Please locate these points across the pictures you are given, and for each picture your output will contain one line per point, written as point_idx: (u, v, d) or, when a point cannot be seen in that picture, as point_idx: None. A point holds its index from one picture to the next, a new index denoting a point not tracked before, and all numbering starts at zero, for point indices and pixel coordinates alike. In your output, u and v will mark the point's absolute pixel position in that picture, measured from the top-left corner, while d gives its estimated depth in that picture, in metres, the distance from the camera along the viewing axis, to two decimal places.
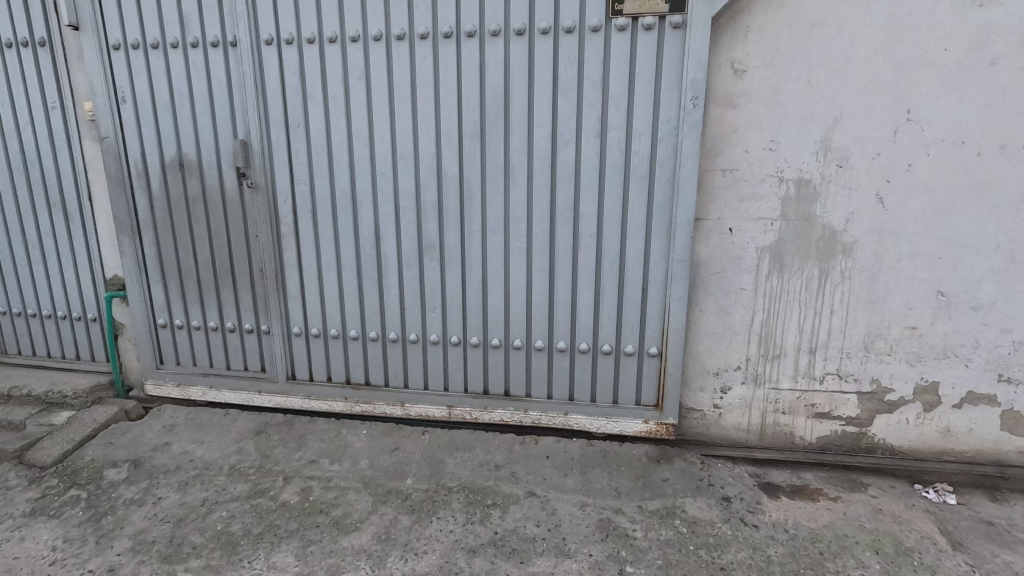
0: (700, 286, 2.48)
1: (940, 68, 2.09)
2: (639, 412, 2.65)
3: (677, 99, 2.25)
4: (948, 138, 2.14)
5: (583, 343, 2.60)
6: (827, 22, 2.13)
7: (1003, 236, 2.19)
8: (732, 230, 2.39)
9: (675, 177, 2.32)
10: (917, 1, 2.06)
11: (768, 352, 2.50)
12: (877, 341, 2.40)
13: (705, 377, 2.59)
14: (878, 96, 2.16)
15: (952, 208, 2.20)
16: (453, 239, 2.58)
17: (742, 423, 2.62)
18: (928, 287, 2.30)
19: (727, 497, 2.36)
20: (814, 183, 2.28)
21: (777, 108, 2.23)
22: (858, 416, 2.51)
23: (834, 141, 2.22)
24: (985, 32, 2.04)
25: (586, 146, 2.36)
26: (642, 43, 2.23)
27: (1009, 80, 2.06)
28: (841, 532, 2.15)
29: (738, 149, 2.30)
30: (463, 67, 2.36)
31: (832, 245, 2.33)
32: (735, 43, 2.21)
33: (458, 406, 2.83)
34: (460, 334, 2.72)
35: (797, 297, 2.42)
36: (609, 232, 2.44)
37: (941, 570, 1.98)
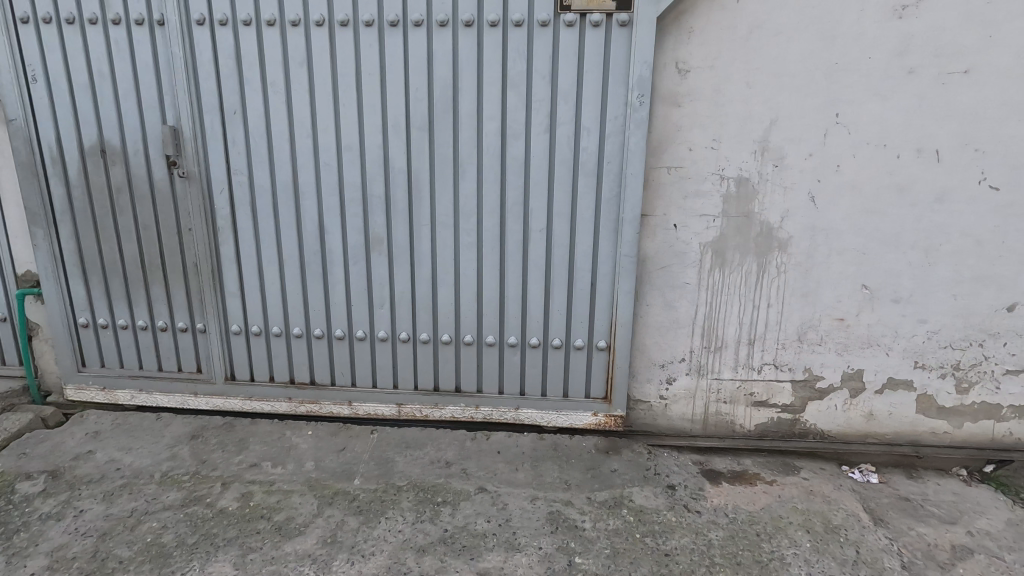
0: (647, 281, 2.54)
1: (865, 74, 2.22)
2: (588, 405, 2.69)
3: (624, 96, 2.28)
4: (872, 141, 2.28)
5: (534, 338, 2.61)
6: (765, 26, 2.21)
7: (919, 233, 2.36)
8: (677, 227, 2.45)
9: (622, 175, 2.36)
10: (844, 11, 2.17)
11: (710, 344, 2.60)
12: (809, 332, 2.54)
13: (652, 369, 2.66)
14: (810, 99, 2.26)
15: (876, 207, 2.35)
16: (401, 233, 2.52)
17: (686, 413, 2.71)
18: (854, 281, 2.45)
19: (672, 485, 2.44)
20: (752, 181, 2.37)
21: (718, 108, 2.30)
22: (792, 404, 2.65)
23: (770, 142, 2.32)
24: (905, 43, 2.18)
25: (536, 140, 2.35)
26: (590, 39, 2.24)
27: (925, 88, 2.21)
28: (776, 514, 2.26)
29: (682, 147, 2.36)
30: (410, 57, 2.30)
31: (769, 241, 2.44)
32: (679, 43, 2.26)
33: (408, 404, 2.78)
34: (410, 330, 2.67)
35: (736, 291, 2.52)
36: (558, 227, 2.45)
37: (863, 544, 2.12)
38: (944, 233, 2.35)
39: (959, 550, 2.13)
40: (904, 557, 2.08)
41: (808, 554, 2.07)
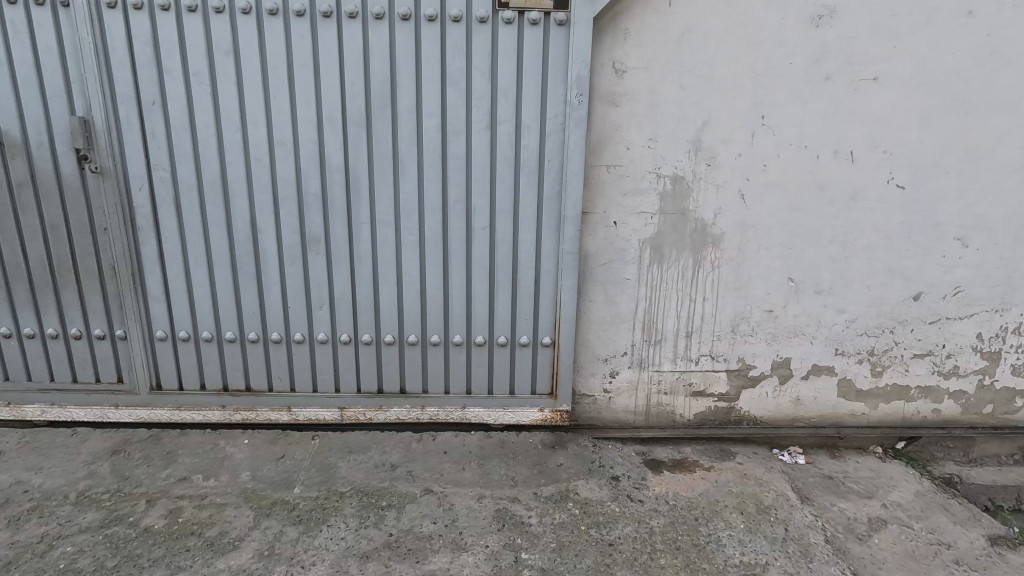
0: (589, 277, 2.58)
1: (787, 79, 2.35)
2: (534, 401, 2.72)
3: (563, 95, 2.31)
4: (794, 142, 2.42)
5: (479, 337, 2.60)
6: (695, 30, 2.30)
7: (838, 229, 2.53)
8: (617, 224, 2.51)
9: (563, 173, 2.39)
10: (768, 18, 2.29)
11: (651, 337, 2.68)
12: (741, 324, 2.66)
13: (596, 364, 2.72)
14: (738, 102, 2.37)
15: (799, 205, 2.50)
16: (340, 231, 2.44)
17: (629, 405, 2.78)
18: (781, 274, 2.59)
19: (616, 476, 2.49)
20: (687, 180, 2.46)
21: (653, 108, 2.37)
22: (727, 392, 2.77)
23: (702, 142, 2.42)
24: (821, 50, 2.33)
25: (477, 137, 2.34)
26: (528, 38, 2.25)
27: (840, 93, 2.37)
28: (712, 499, 2.37)
29: (620, 146, 2.41)
30: (345, 50, 2.23)
31: (704, 237, 2.54)
32: (616, 44, 2.31)
33: (351, 407, 2.71)
34: (351, 332, 2.59)
35: (674, 286, 2.61)
36: (501, 225, 2.45)
37: (792, 522, 2.25)
38: (859, 229, 2.53)
39: (875, 522, 2.31)
40: (827, 532, 2.22)
41: (742, 535, 2.17)
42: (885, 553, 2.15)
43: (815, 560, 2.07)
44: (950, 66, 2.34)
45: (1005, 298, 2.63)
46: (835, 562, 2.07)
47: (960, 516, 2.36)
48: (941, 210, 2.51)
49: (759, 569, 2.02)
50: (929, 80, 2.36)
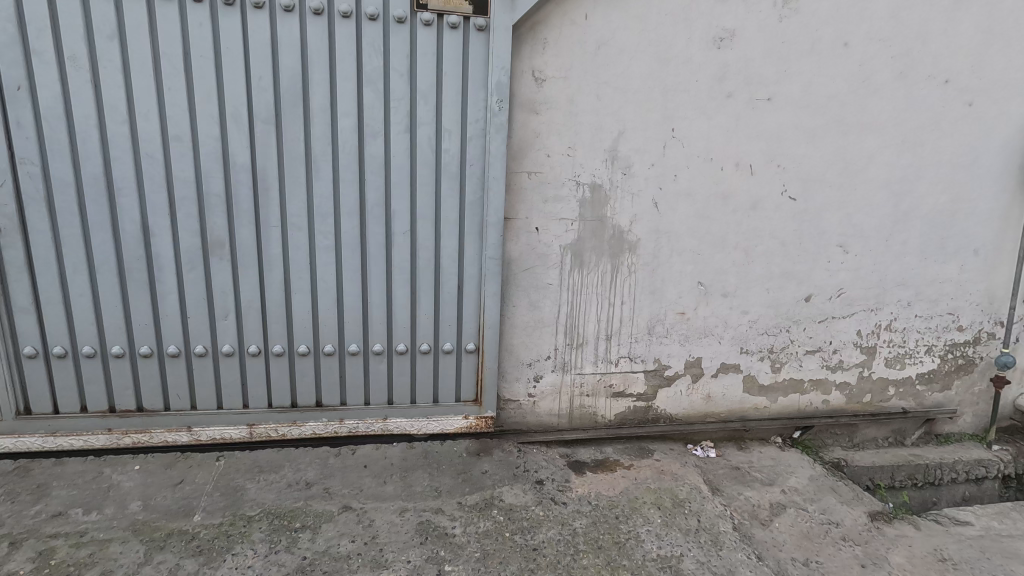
0: (513, 282, 2.59)
1: (694, 94, 2.50)
2: (459, 408, 2.68)
3: (483, 101, 2.31)
4: (701, 155, 2.58)
5: (401, 345, 2.52)
6: (609, 44, 2.39)
7: (740, 236, 2.72)
8: (539, 230, 2.54)
9: (485, 178, 2.38)
10: (676, 36, 2.43)
11: (573, 341, 2.73)
12: (657, 326, 2.79)
13: (520, 369, 2.73)
14: (650, 115, 2.49)
15: (706, 213, 2.66)
16: (247, 235, 2.27)
17: (553, 408, 2.82)
18: (692, 279, 2.75)
19: (540, 480, 2.51)
20: (605, 188, 2.55)
21: (572, 118, 2.44)
22: (645, 392, 2.89)
23: (618, 152, 2.51)
24: (723, 70, 2.50)
25: (395, 139, 2.28)
26: (448, 41, 2.23)
27: (739, 111, 2.56)
28: (632, 496, 2.44)
29: (540, 153, 2.45)
30: (250, 41, 2.09)
31: (621, 243, 2.63)
32: (535, 52, 2.35)
33: (261, 424, 2.53)
34: (261, 343, 2.42)
35: (595, 290, 2.68)
36: (423, 230, 2.40)
37: (704, 513, 2.38)
38: (758, 236, 2.74)
39: (776, 508, 2.49)
40: (735, 520, 2.37)
41: (659, 529, 2.25)
42: (784, 535, 2.32)
43: (724, 548, 2.19)
44: (830, 90, 2.61)
45: (879, 298, 2.96)
46: (742, 548, 2.20)
47: (846, 496, 2.60)
48: (826, 220, 2.77)
49: (675, 561, 2.10)
50: (814, 102, 2.61)
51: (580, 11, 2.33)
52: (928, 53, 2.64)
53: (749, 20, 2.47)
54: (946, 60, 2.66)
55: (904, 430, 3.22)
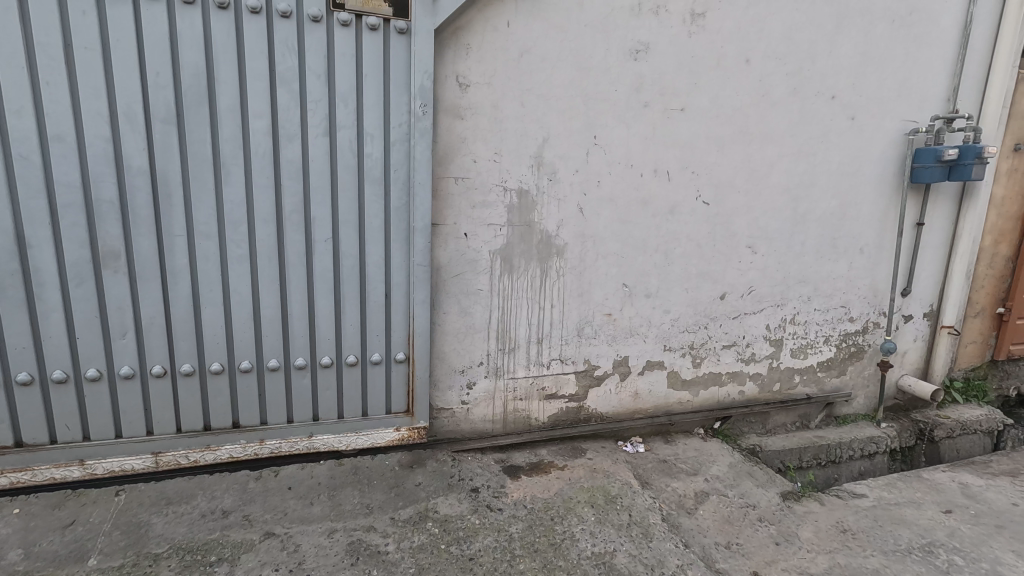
0: (442, 289, 2.55)
1: (614, 104, 2.60)
2: (389, 421, 2.60)
3: (407, 104, 2.27)
4: (622, 162, 2.68)
5: (325, 358, 2.41)
6: (532, 52, 2.43)
7: (660, 238, 2.86)
8: (467, 236, 2.53)
9: (410, 184, 2.33)
10: (595, 47, 2.51)
11: (505, 345, 2.74)
12: (585, 327, 2.86)
13: (452, 376, 2.69)
14: (573, 123, 2.56)
15: (628, 218, 2.77)
16: (146, 245, 2.07)
17: (487, 414, 2.81)
18: (617, 281, 2.85)
19: (475, 488, 2.49)
20: (531, 194, 2.58)
21: (497, 123, 2.45)
22: (576, 393, 2.95)
23: (544, 158, 2.56)
24: (639, 80, 2.62)
25: (313, 143, 2.18)
26: (367, 42, 2.17)
27: (656, 120, 2.69)
28: (566, 496, 2.48)
29: (467, 158, 2.44)
30: (145, 34, 1.91)
31: (548, 248, 2.68)
32: (458, 57, 2.34)
33: (169, 451, 2.31)
34: (166, 363, 2.21)
35: (525, 295, 2.71)
36: (345, 237, 2.31)
37: (635, 506, 2.45)
38: (676, 239, 2.89)
39: (700, 496, 2.62)
40: (663, 511, 2.47)
41: (593, 527, 2.30)
42: (708, 522, 2.45)
43: (654, 539, 2.27)
44: (735, 102, 2.80)
45: (784, 294, 3.21)
46: (671, 538, 2.29)
47: (761, 480, 2.80)
48: (736, 223, 2.98)
49: (609, 557, 2.15)
50: (722, 113, 2.80)
51: (502, 18, 2.35)
52: (817, 72, 2.92)
53: (661, 35, 2.61)
54: (831, 78, 2.95)
55: (809, 415, 3.52)
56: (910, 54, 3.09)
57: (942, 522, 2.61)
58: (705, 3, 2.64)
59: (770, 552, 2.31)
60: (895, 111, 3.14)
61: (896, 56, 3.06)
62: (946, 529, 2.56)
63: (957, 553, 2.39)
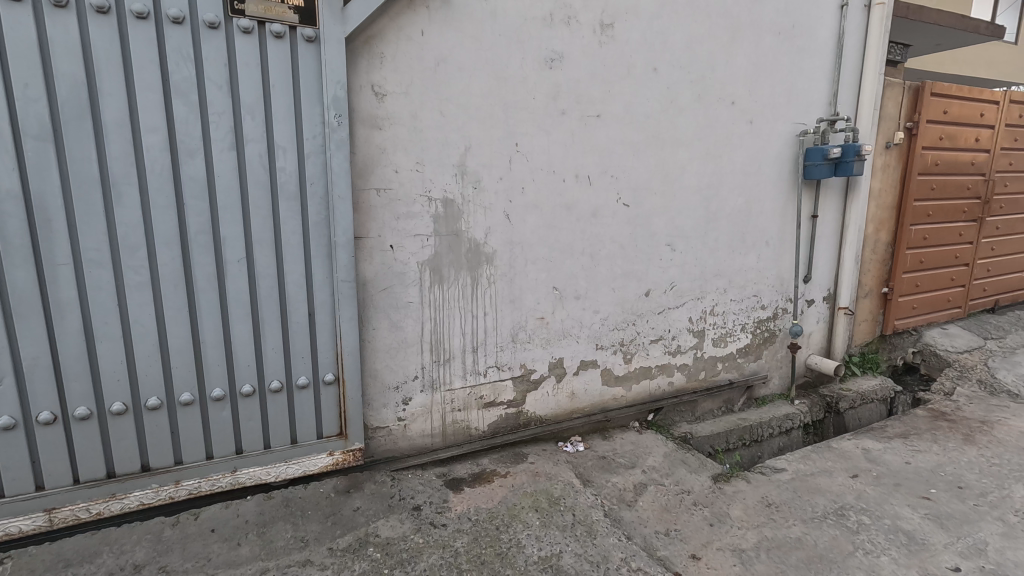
0: (370, 305, 2.47)
1: (533, 113, 2.65)
2: (321, 446, 2.47)
3: (320, 115, 2.18)
4: (544, 169, 2.74)
5: (246, 386, 2.25)
6: (448, 61, 2.42)
7: (585, 242, 2.94)
8: (393, 248, 2.47)
9: (329, 197, 2.24)
10: (511, 56, 2.55)
11: (439, 357, 2.70)
12: (519, 333, 2.88)
13: (386, 394, 2.61)
14: (494, 131, 2.58)
15: (555, 223, 2.83)
16: (24, 278, 1.84)
17: (426, 429, 2.75)
18: (548, 285, 2.89)
19: (417, 506, 2.42)
20: (456, 203, 2.56)
21: (417, 133, 2.42)
22: (514, 399, 2.96)
23: (467, 167, 2.55)
24: (556, 88, 2.69)
25: (218, 158, 2.04)
26: (272, 51, 2.06)
27: (574, 127, 2.77)
28: (511, 504, 2.47)
29: (387, 169, 2.39)
30: (8, 42, 1.71)
31: (477, 256, 2.67)
32: (372, 66, 2.28)
33: (66, 506, 2.06)
34: (56, 408, 1.97)
35: (457, 304, 2.68)
36: (261, 256, 2.18)
37: (578, 506, 2.49)
38: (600, 241, 2.98)
39: (639, 488, 2.71)
40: (605, 507, 2.53)
41: (538, 532, 2.30)
42: (647, 513, 2.54)
43: (598, 535, 2.31)
44: (646, 108, 2.95)
45: (703, 288, 3.41)
46: (614, 532, 2.34)
47: (693, 466, 2.95)
48: (655, 223, 3.12)
49: (555, 559, 2.16)
50: (635, 120, 2.93)
51: (416, 27, 2.33)
52: (717, 80, 3.13)
53: (573, 45, 2.69)
54: (730, 85, 3.18)
55: (732, 399, 3.74)
56: (796, 64, 3.40)
57: (851, 486, 2.86)
58: (612, 15, 2.76)
59: (706, 534, 2.43)
60: (787, 114, 3.44)
61: (783, 65, 3.35)
62: (855, 492, 2.81)
63: (865, 513, 2.63)
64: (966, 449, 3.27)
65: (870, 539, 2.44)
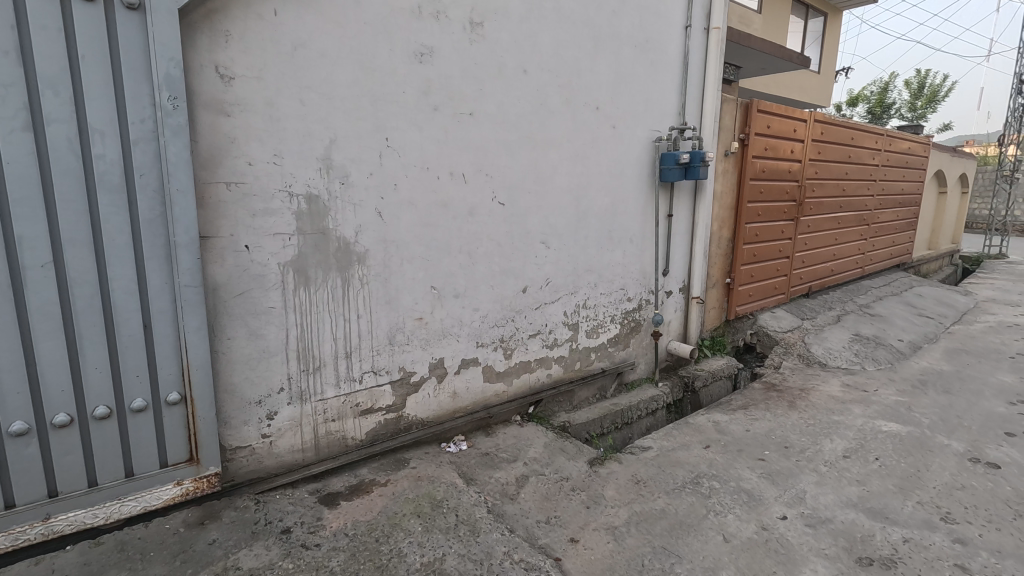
0: (222, 312, 2.21)
1: (403, 106, 2.57)
2: (166, 476, 2.15)
3: (150, 96, 1.89)
4: (418, 165, 2.67)
5: (60, 415, 1.88)
6: (307, 47, 2.25)
7: (462, 240, 2.93)
8: (248, 248, 2.23)
9: (165, 191, 1.96)
10: (378, 46, 2.44)
11: (308, 365, 2.50)
12: (396, 335, 2.78)
13: (247, 410, 2.36)
14: (362, 123, 2.45)
15: (431, 221, 2.77)
16: None
17: (296, 444, 2.54)
18: (425, 284, 2.83)
19: (286, 528, 2.23)
20: (322, 199, 2.39)
21: (273, 121, 2.21)
22: (394, 403, 2.85)
23: (332, 161, 2.39)
24: (426, 83, 2.63)
25: (7, 141, 1.67)
26: (80, 16, 1.74)
27: (447, 123, 2.74)
28: (391, 512, 2.38)
29: (239, 161, 2.15)
30: None
31: (348, 256, 2.52)
32: (216, 45, 2.04)
33: None
34: None
35: (326, 308, 2.51)
36: (75, 259, 1.83)
37: (461, 506, 2.47)
38: (477, 239, 2.99)
39: (520, 480, 2.77)
40: (488, 504, 2.55)
41: (420, 537, 2.25)
42: (529, 503, 2.61)
43: (481, 533, 2.32)
44: (518, 109, 3.02)
45: (576, 283, 3.59)
46: (496, 527, 2.36)
47: (571, 453, 3.09)
48: (530, 221, 3.21)
49: (438, 563, 2.12)
50: (508, 119, 2.98)
51: (267, 6, 2.13)
52: (583, 85, 3.30)
53: (443, 40, 2.66)
54: (594, 91, 3.38)
55: (605, 386, 4.00)
56: (651, 76, 3.72)
57: (704, 456, 3.22)
58: (482, 14, 2.78)
59: (582, 516, 2.56)
60: (644, 122, 3.75)
61: (640, 76, 3.64)
62: (707, 461, 3.15)
63: (715, 479, 2.96)
64: (790, 414, 3.85)
65: (719, 501, 2.75)
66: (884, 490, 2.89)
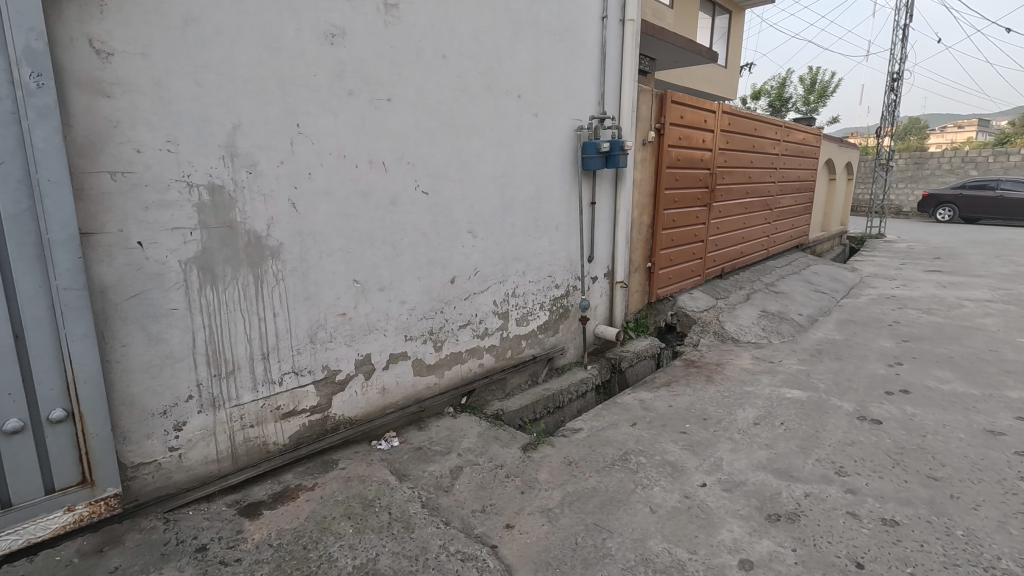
0: (113, 316, 1.99)
1: (314, 90, 2.42)
2: (54, 502, 1.93)
3: (7, 73, 1.65)
4: (334, 153, 2.53)
5: None
6: (201, 22, 2.05)
7: (386, 231, 2.83)
8: (142, 244, 2.02)
9: (34, 182, 1.72)
10: (283, 23, 2.28)
11: (220, 369, 2.32)
12: (318, 332, 2.64)
13: (150, 422, 2.15)
14: (269, 107, 2.28)
15: (351, 211, 2.65)
16: None
17: (210, 454, 2.36)
18: (347, 278, 2.71)
19: (202, 546, 2.07)
20: (227, 189, 2.21)
21: (164, 104, 2.00)
22: (318, 404, 2.72)
23: (237, 148, 2.21)
24: (339, 66, 2.50)
25: None
26: None
27: (363, 109, 2.61)
28: (320, 517, 2.28)
29: (125, 147, 1.93)
30: None
31: (260, 250, 2.36)
32: (88, 16, 1.81)
33: None
34: None
35: (237, 307, 2.34)
36: None
37: (394, 503, 2.42)
38: (401, 229, 2.90)
39: (455, 472, 2.75)
40: (422, 498, 2.51)
41: (352, 540, 2.17)
42: (464, 494, 2.60)
43: (415, 528, 2.28)
44: (438, 95, 2.94)
45: (504, 272, 3.60)
46: (431, 521, 2.33)
47: (505, 440, 3.12)
48: (455, 210, 3.17)
49: (372, 564, 2.06)
50: (428, 105, 2.90)
51: None
52: (504, 73, 3.28)
53: (356, 21, 2.52)
54: (515, 78, 3.37)
55: (537, 372, 4.06)
56: (570, 64, 3.77)
57: (631, 433, 3.36)
58: None
59: (518, 502, 2.59)
60: (565, 110, 3.80)
61: (560, 65, 3.68)
62: (635, 438, 3.30)
63: (642, 454, 3.11)
64: (708, 388, 4.12)
65: (646, 475, 2.89)
66: (789, 451, 3.18)
